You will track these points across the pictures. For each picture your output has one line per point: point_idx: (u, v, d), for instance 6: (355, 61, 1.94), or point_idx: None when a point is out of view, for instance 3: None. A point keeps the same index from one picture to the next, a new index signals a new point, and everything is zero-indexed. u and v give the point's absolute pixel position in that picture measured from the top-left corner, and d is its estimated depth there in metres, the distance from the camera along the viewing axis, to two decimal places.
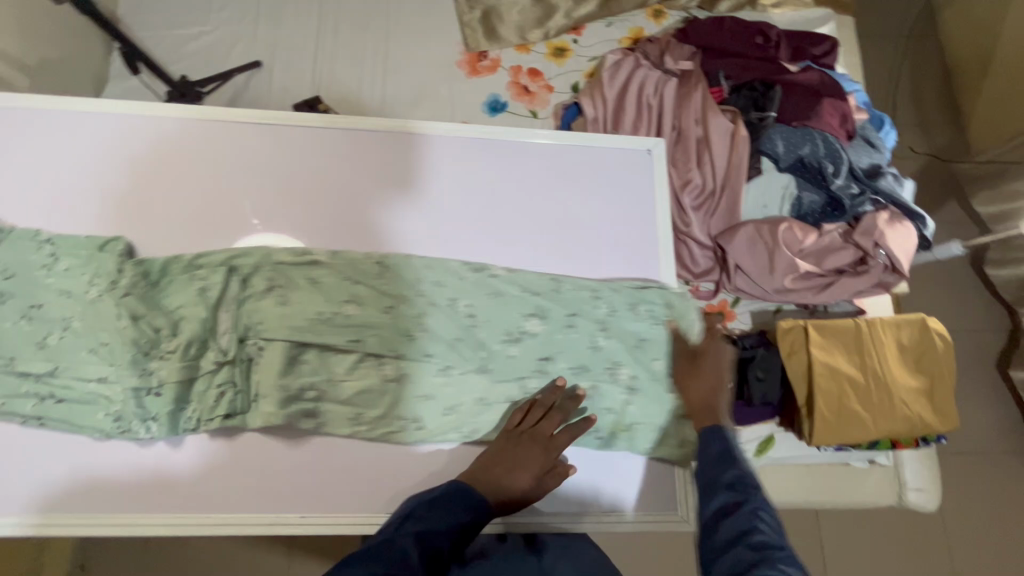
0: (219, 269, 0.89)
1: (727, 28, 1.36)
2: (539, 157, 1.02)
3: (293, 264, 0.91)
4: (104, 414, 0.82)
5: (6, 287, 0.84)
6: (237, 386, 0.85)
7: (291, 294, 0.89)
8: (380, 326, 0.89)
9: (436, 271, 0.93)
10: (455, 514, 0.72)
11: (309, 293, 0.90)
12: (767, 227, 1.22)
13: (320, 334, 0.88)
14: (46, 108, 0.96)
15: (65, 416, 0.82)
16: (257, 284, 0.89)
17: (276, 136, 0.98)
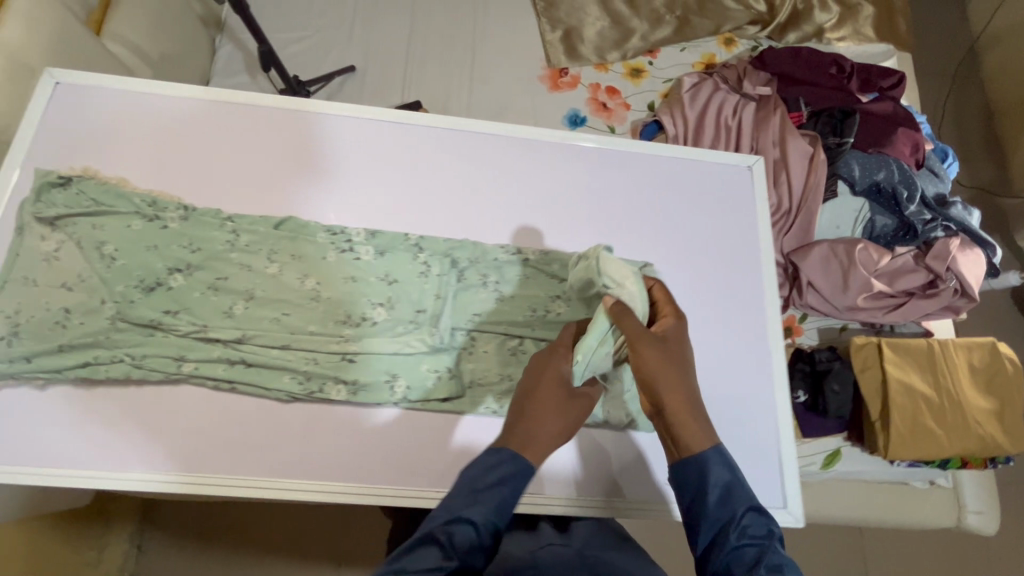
0: (400, 241, 0.89)
1: (805, 57, 1.43)
2: (650, 168, 1.02)
3: (456, 245, 0.90)
4: (292, 377, 0.79)
5: (195, 260, 0.83)
6: (424, 356, 0.83)
7: (470, 270, 0.89)
8: (543, 308, 0.88)
9: None
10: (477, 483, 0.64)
11: (485, 266, 0.89)
12: (843, 246, 1.27)
13: (494, 312, 0.87)
14: (212, 101, 0.96)
15: (254, 381, 0.78)
16: (436, 256, 0.89)
17: (403, 135, 0.98)
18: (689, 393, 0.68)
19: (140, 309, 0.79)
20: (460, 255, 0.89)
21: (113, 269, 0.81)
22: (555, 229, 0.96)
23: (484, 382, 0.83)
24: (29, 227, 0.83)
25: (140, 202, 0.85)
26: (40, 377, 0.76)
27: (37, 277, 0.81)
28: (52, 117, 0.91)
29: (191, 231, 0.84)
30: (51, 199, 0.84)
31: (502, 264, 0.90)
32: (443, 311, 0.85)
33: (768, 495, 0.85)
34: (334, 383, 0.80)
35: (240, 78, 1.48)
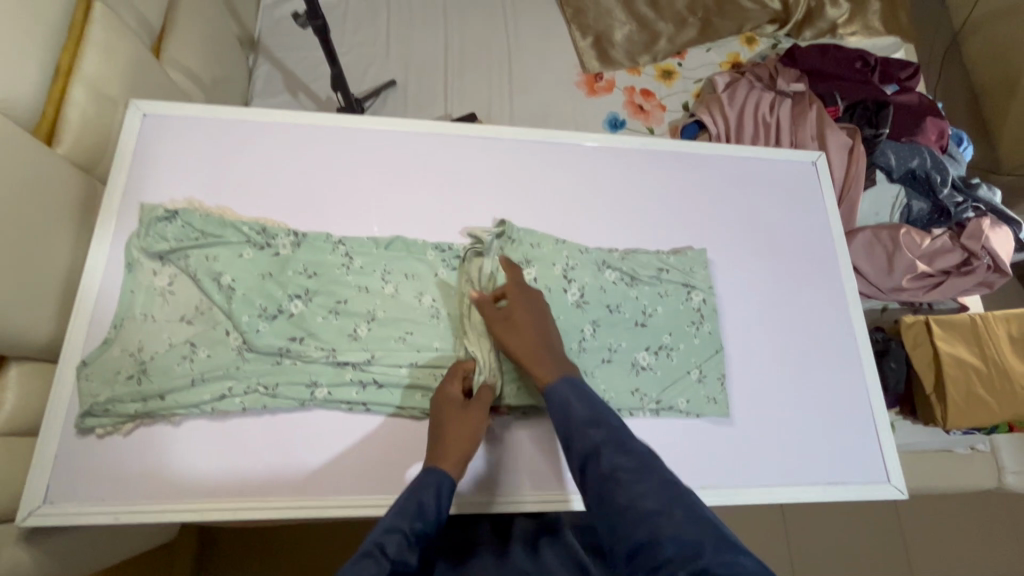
0: (505, 251, 0.89)
1: (832, 56, 1.50)
2: (723, 169, 1.06)
3: (557, 250, 0.91)
4: (425, 395, 0.81)
5: (314, 285, 0.83)
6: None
7: (576, 273, 0.89)
8: (651, 310, 0.91)
9: (686, 260, 0.96)
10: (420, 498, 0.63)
11: (590, 273, 0.90)
12: (886, 232, 1.34)
13: (607, 319, 0.88)
14: (298, 126, 0.97)
15: (388, 400, 0.80)
16: (544, 266, 0.89)
17: (489, 150, 1.00)
18: (538, 346, 0.75)
19: (268, 337, 0.80)
20: (564, 261, 0.90)
21: (233, 300, 0.81)
22: (645, 233, 1.00)
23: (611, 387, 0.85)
24: (139, 263, 0.82)
25: (249, 231, 0.85)
26: (175, 413, 0.76)
27: (154, 313, 0.80)
28: (144, 149, 0.90)
29: (303, 257, 0.85)
30: (159, 233, 0.84)
31: (604, 269, 0.91)
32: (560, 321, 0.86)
33: (872, 471, 0.91)
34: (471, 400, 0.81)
35: (281, 98, 1.47)
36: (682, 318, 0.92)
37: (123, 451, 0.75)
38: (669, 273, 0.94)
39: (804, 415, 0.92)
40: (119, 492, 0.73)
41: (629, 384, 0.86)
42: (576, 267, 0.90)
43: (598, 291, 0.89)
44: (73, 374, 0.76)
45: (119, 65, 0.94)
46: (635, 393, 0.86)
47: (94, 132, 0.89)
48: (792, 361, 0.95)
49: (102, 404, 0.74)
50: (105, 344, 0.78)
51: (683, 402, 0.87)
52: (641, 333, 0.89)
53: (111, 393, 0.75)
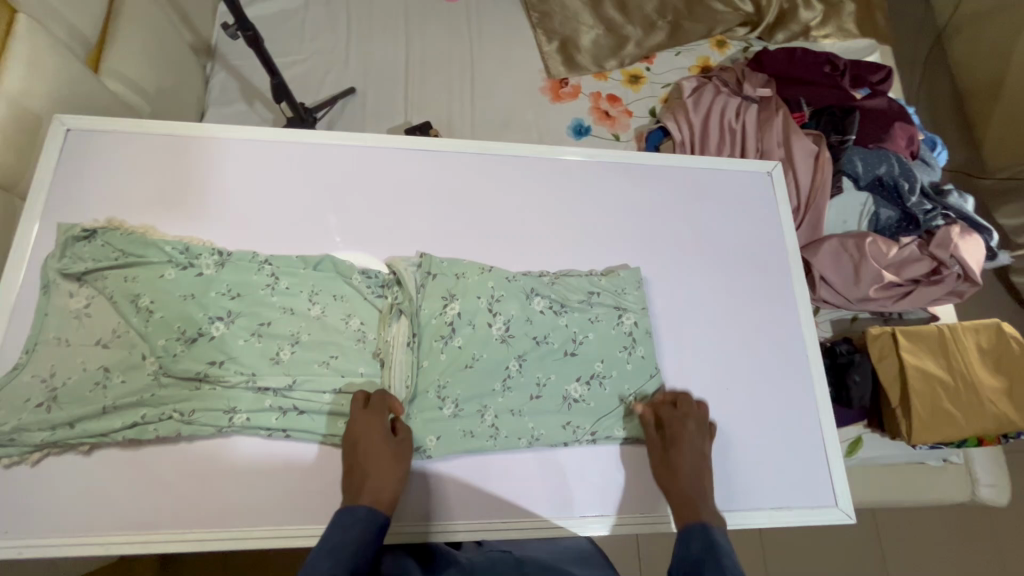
0: (427, 287, 0.86)
1: (799, 59, 1.47)
2: (669, 183, 1.03)
3: (481, 277, 0.87)
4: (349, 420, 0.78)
5: (236, 307, 0.81)
6: (475, 410, 0.82)
7: (502, 305, 0.86)
8: (587, 331, 0.88)
9: (618, 283, 0.92)
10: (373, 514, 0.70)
11: (517, 306, 0.87)
12: (852, 241, 1.31)
13: (534, 354, 0.85)
14: (230, 139, 0.94)
15: (310, 426, 0.77)
16: (468, 299, 0.85)
17: (429, 163, 0.98)
18: (694, 489, 0.78)
19: (184, 362, 0.77)
20: (485, 292, 0.86)
21: (150, 324, 0.78)
22: (588, 249, 0.97)
23: (540, 423, 0.83)
24: (55, 284, 0.79)
25: (171, 249, 0.82)
26: (86, 442, 0.73)
27: (68, 336, 0.77)
28: (68, 165, 0.88)
29: (226, 278, 0.82)
30: (77, 252, 0.81)
31: (532, 300, 0.88)
32: (484, 360, 0.83)
33: (821, 495, 0.87)
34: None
35: (237, 107, 1.44)
36: (614, 342, 0.89)
37: (32, 481, 0.72)
38: (599, 299, 0.91)
39: (751, 445, 0.89)
40: (26, 524, 0.71)
41: (560, 418, 0.84)
42: (500, 295, 0.86)
43: (524, 324, 0.86)
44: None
45: (45, 78, 0.91)
46: (568, 426, 0.84)
47: (15, 147, 0.87)
48: (738, 382, 0.92)
49: (9, 433, 0.71)
50: (16, 369, 0.75)
51: (620, 430, 0.85)
52: (571, 364, 0.87)
53: (18, 422, 0.72)
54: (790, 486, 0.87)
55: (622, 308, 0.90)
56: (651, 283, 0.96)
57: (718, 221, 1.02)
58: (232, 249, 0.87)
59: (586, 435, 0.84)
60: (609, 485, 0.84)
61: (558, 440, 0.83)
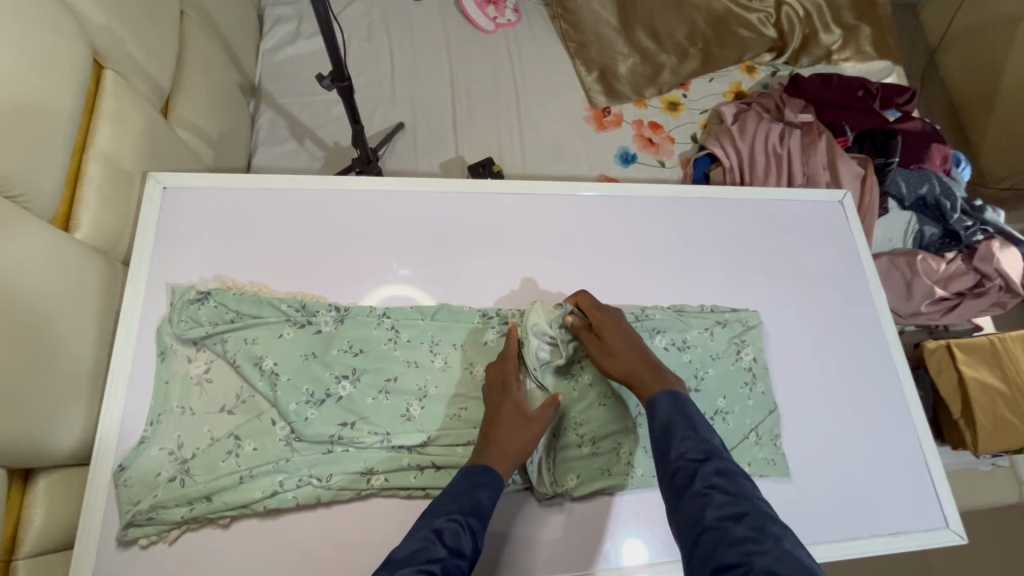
0: None
1: (835, 84, 1.53)
2: (752, 217, 1.07)
3: None
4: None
5: (361, 364, 0.80)
6: (610, 447, 0.83)
7: None
8: (705, 368, 0.90)
9: (727, 316, 0.95)
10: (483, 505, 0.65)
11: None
12: (903, 258, 1.36)
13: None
14: (328, 190, 0.93)
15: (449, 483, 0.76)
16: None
17: (522, 207, 0.99)
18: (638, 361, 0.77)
19: (317, 425, 0.75)
20: None
21: (278, 386, 0.76)
22: (683, 281, 1.00)
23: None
24: (173, 351, 0.77)
25: (287, 308, 0.81)
26: (225, 515, 0.71)
27: (192, 404, 0.75)
28: (167, 224, 0.85)
29: (347, 333, 0.81)
30: (192, 316, 0.79)
31: (655, 337, 0.90)
32: (615, 398, 0.84)
33: (931, 517, 0.90)
34: (544, 486, 0.79)
35: (287, 145, 1.42)
36: (734, 378, 0.91)
37: (169, 562, 0.70)
38: (717, 331, 0.93)
39: (858, 470, 0.92)
40: None
41: None
42: None
43: None
44: (110, 479, 0.71)
45: (133, 133, 0.88)
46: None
47: (111, 208, 0.83)
48: (841, 410, 0.95)
49: (146, 512, 0.69)
50: (143, 443, 0.73)
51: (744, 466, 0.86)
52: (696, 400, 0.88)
53: (154, 499, 0.70)
54: (899, 511, 0.90)
55: (736, 343, 0.93)
56: (754, 311, 0.98)
57: (805, 248, 1.06)
58: (346, 302, 0.86)
59: None
60: None
61: None
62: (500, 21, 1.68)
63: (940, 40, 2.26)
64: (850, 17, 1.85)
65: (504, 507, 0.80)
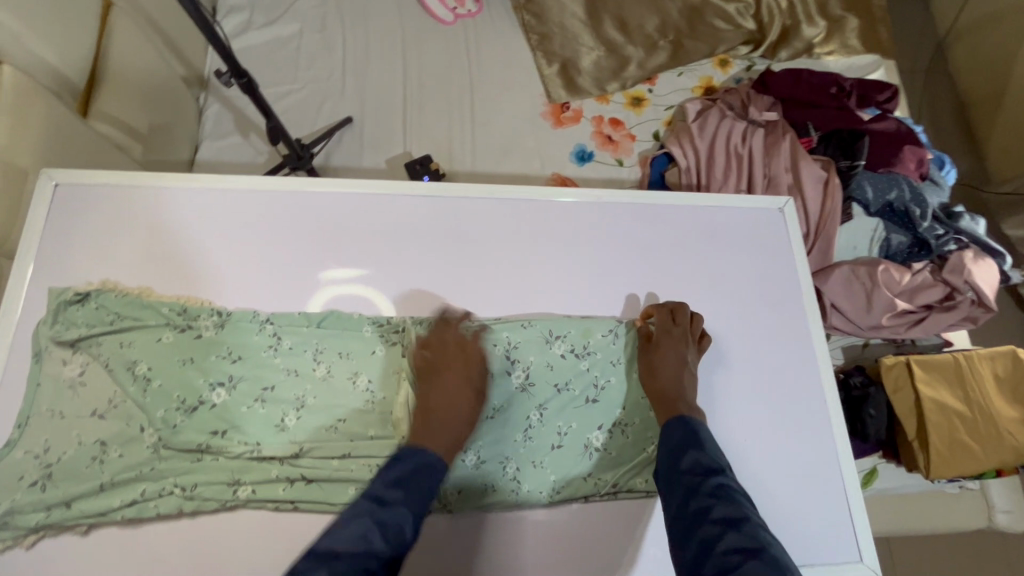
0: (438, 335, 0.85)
1: (806, 81, 1.44)
2: (681, 223, 1.01)
3: (490, 327, 0.87)
4: (357, 488, 0.76)
5: (238, 371, 0.79)
6: (496, 461, 0.82)
7: (519, 352, 0.86)
8: (605, 380, 0.88)
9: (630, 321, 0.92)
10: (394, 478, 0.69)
11: (535, 352, 0.87)
12: (864, 268, 1.28)
13: (554, 401, 0.86)
14: (230, 188, 0.90)
15: (317, 496, 0.75)
16: (482, 346, 0.86)
17: (431, 209, 0.94)
18: (670, 391, 0.83)
19: (186, 434, 0.75)
20: (506, 335, 0.87)
21: (150, 392, 0.76)
22: (598, 290, 0.95)
23: (563, 475, 0.83)
24: (49, 353, 0.76)
25: (169, 311, 0.80)
26: (83, 522, 0.71)
27: (61, 407, 0.74)
28: (57, 221, 0.84)
29: (228, 338, 0.80)
30: (70, 318, 0.78)
31: (553, 344, 0.88)
32: (503, 410, 0.84)
33: (845, 549, 0.86)
34: None
35: (232, 139, 1.41)
36: (637, 390, 0.88)
37: (27, 565, 0.70)
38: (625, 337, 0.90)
39: (770, 494, 0.87)
40: None
41: (581, 470, 0.84)
42: (518, 341, 0.87)
43: (542, 370, 0.86)
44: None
45: (32, 128, 0.88)
46: (590, 478, 0.84)
47: (1, 205, 0.83)
48: (751, 430, 0.90)
49: (3, 515, 0.69)
50: (8, 446, 0.72)
51: (642, 482, 0.84)
52: (593, 412, 0.87)
53: (12, 503, 0.70)
54: (806, 543, 0.85)
55: None
56: None
57: (734, 255, 1.00)
58: (232, 307, 0.84)
59: (606, 492, 0.83)
60: (616, 545, 0.82)
61: (580, 495, 0.83)
62: (460, 11, 1.63)
63: (949, 29, 2.08)
64: (837, 8, 1.74)
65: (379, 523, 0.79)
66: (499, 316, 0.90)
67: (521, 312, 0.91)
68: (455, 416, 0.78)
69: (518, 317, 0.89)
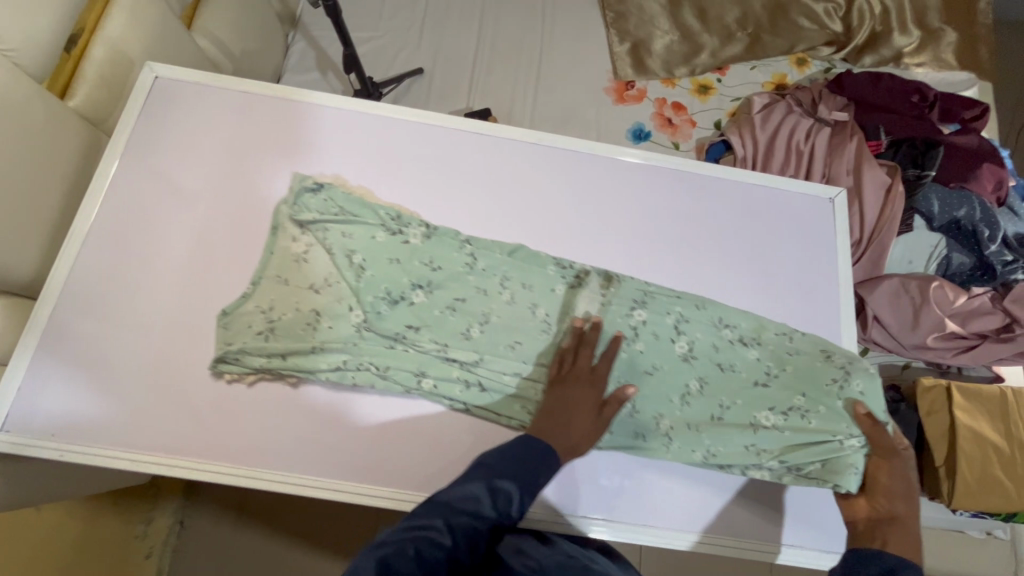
0: (614, 292, 0.90)
1: (885, 85, 1.39)
2: (726, 196, 1.01)
3: (662, 290, 0.92)
4: (522, 407, 0.83)
5: (436, 279, 0.88)
6: (650, 415, 0.85)
7: (688, 326, 0.89)
8: (781, 367, 0.88)
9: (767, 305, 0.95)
10: (496, 476, 0.70)
11: (706, 326, 0.90)
12: (915, 282, 1.22)
13: (717, 378, 0.87)
14: (304, 102, 0.98)
15: (489, 406, 0.83)
16: (657, 308, 0.90)
17: (481, 147, 1.00)
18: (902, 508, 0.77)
19: (389, 322, 0.84)
20: (677, 299, 0.91)
21: (361, 282, 0.85)
22: (628, 246, 0.96)
23: (720, 447, 0.84)
24: (284, 227, 0.88)
25: (385, 215, 0.90)
26: (293, 374, 0.82)
27: (286, 276, 0.86)
28: (150, 108, 0.94)
29: (432, 253, 0.89)
30: (305, 202, 0.89)
31: (723, 327, 0.90)
32: (664, 372, 0.87)
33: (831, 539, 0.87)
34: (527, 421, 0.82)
35: (311, 75, 1.51)
36: (811, 380, 0.87)
37: (80, 393, 0.79)
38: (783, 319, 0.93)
39: None
40: (73, 431, 0.78)
41: (745, 440, 0.84)
42: (696, 310, 0.90)
43: (709, 348, 0.88)
44: (215, 321, 0.84)
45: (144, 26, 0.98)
46: (752, 450, 0.84)
47: (107, 87, 0.93)
48: None
49: (235, 352, 0.82)
50: (244, 297, 0.84)
51: (816, 469, 0.83)
52: (762, 393, 0.87)
53: (244, 344, 0.82)
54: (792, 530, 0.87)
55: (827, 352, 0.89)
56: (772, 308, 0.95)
57: (785, 240, 0.99)
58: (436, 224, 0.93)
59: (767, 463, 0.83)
60: (606, 493, 0.84)
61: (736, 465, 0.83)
62: None
63: None
64: (936, 20, 1.66)
65: (390, 423, 0.83)
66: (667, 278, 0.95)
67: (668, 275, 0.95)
68: (571, 428, 0.79)
69: (695, 297, 0.92)
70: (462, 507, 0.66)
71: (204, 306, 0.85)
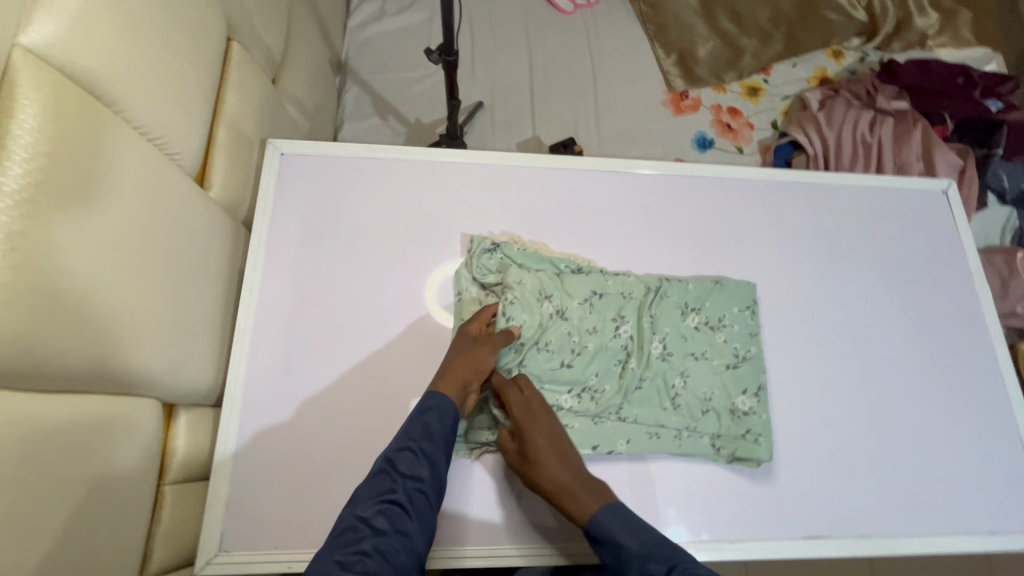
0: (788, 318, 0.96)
1: (934, 71, 1.46)
2: (849, 202, 1.05)
3: (814, 301, 0.98)
4: (741, 440, 0.86)
5: (624, 325, 0.90)
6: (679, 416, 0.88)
7: (850, 331, 0.97)
8: (728, 337, 0.92)
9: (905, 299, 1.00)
10: (400, 469, 0.69)
11: (870, 330, 0.98)
12: (1001, 256, 1.29)
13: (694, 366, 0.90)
14: (433, 162, 0.97)
15: (693, 446, 0.86)
16: (818, 317, 0.97)
17: (613, 185, 1.00)
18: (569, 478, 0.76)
19: (591, 373, 0.87)
20: (830, 307, 0.98)
21: (548, 342, 0.86)
22: (769, 263, 0.99)
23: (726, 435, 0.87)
24: (467, 292, 0.89)
25: (566, 268, 0.92)
26: None
27: None
28: (283, 186, 0.92)
29: (616, 300, 0.91)
30: (485, 264, 0.90)
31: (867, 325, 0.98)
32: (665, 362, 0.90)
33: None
34: (727, 453, 0.86)
35: (371, 121, 1.47)
36: (742, 335, 0.92)
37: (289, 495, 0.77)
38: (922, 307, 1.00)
39: (954, 453, 0.92)
40: (289, 536, 0.76)
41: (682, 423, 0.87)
42: (853, 317, 0.98)
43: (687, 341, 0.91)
44: None
45: (254, 101, 0.93)
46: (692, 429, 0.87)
47: (238, 170, 0.89)
48: (927, 402, 0.94)
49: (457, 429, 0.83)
50: None
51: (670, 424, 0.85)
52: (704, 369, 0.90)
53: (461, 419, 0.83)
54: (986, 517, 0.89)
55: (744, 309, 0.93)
56: (909, 304, 1.00)
57: (915, 237, 1.04)
58: (611, 268, 0.95)
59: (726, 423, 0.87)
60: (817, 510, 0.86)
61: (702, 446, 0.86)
62: (579, 2, 1.67)
63: None
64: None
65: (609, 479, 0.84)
66: (805, 288, 0.98)
67: (839, 280, 1.00)
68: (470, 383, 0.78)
69: (845, 303, 0.98)
70: (374, 517, 0.64)
71: (386, 385, 0.84)
